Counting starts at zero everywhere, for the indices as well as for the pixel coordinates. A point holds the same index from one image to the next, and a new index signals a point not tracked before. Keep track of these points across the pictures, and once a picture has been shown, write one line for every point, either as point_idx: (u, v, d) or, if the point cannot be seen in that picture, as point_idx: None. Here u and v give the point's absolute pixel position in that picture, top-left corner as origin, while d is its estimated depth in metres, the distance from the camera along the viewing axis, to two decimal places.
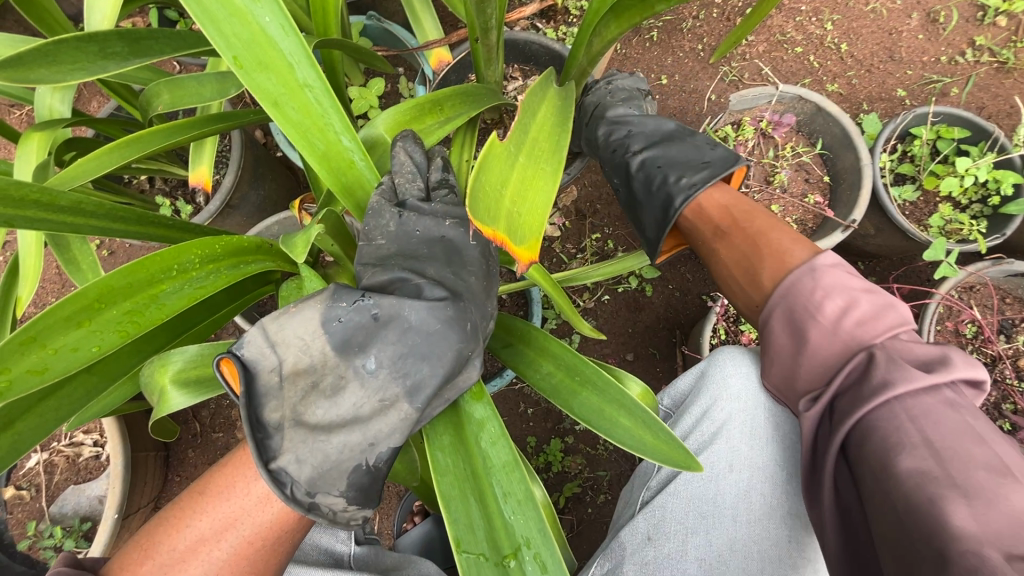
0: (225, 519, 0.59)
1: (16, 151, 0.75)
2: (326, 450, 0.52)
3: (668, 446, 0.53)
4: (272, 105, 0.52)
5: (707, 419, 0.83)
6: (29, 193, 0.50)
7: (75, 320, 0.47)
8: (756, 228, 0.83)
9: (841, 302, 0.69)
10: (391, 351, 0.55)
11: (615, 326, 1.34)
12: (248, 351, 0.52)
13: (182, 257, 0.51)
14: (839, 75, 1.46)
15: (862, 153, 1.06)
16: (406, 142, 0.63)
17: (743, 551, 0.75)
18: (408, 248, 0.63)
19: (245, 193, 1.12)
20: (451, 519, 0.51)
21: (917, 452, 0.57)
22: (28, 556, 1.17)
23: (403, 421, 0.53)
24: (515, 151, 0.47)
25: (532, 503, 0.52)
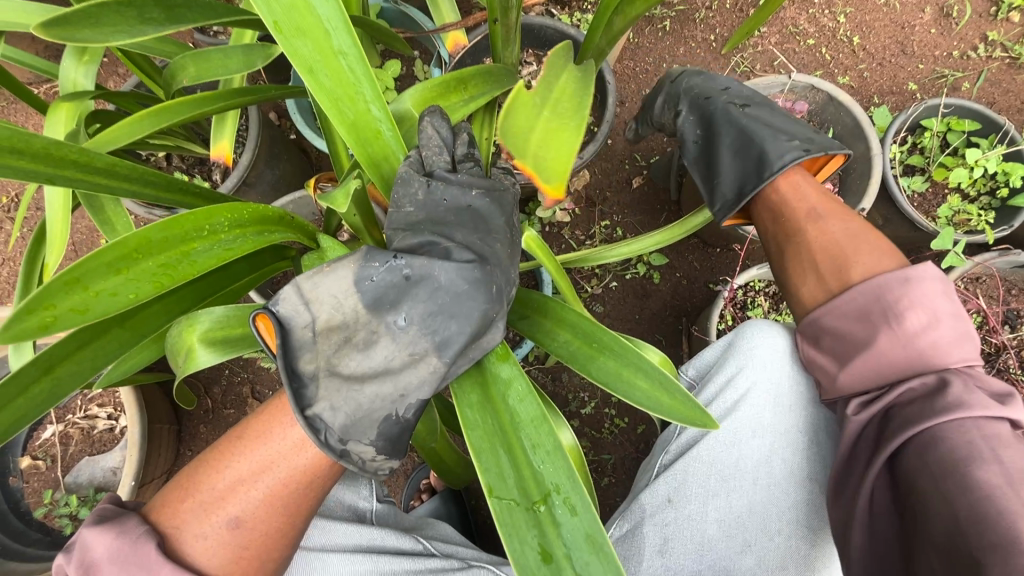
0: (263, 461, 0.59)
1: (45, 120, 0.77)
2: (359, 399, 0.53)
3: (685, 407, 0.55)
4: (307, 71, 0.54)
5: (731, 386, 0.87)
6: (68, 153, 0.52)
7: (114, 267, 0.48)
8: (847, 225, 0.81)
9: (925, 318, 0.70)
10: (421, 308, 0.55)
11: (622, 312, 1.35)
12: (284, 307, 0.53)
13: (213, 218, 0.53)
14: (851, 67, 1.47)
15: (873, 143, 1.07)
16: (434, 119, 0.63)
17: (762, 513, 0.82)
18: (436, 215, 0.62)
19: (261, 171, 1.14)
20: (482, 468, 0.51)
21: (989, 468, 0.61)
22: (43, 524, 1.19)
23: (432, 374, 0.54)
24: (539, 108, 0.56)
25: (562, 451, 0.52)
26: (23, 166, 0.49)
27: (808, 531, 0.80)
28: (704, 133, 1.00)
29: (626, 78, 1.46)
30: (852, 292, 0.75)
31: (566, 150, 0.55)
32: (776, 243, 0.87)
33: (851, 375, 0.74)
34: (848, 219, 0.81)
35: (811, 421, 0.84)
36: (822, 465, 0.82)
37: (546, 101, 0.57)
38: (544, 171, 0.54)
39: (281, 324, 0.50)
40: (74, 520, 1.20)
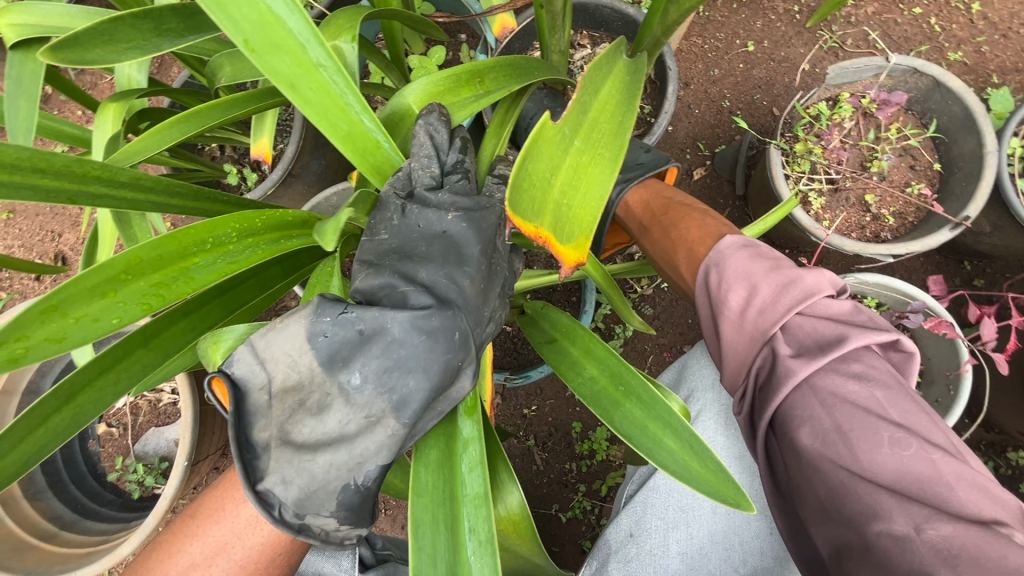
0: (217, 543, 0.65)
1: (95, 120, 0.78)
2: (312, 470, 0.51)
3: (717, 478, 0.49)
4: (288, 88, 0.52)
5: (686, 408, 0.89)
6: (91, 170, 0.51)
7: (100, 290, 0.47)
8: (679, 216, 0.81)
9: (743, 294, 0.63)
10: (375, 365, 0.51)
11: (673, 315, 1.26)
12: (238, 369, 0.51)
13: (217, 231, 0.52)
14: (966, 41, 1.25)
15: (987, 138, 0.91)
16: (429, 118, 0.62)
17: (725, 544, 0.80)
18: (408, 245, 0.60)
19: (307, 163, 1.14)
20: (415, 548, 0.50)
21: (822, 433, 0.55)
22: (116, 486, 1.30)
23: (389, 438, 0.51)
24: (571, 134, 0.44)
25: (491, 548, 0.51)
26: (46, 184, 0.49)
27: (771, 561, 0.79)
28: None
29: (693, 57, 1.32)
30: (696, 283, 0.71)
31: (592, 198, 0.43)
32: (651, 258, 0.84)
33: (730, 361, 0.64)
34: (682, 212, 0.82)
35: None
36: None
37: (579, 129, 0.44)
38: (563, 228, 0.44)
39: (232, 390, 0.50)
40: (141, 485, 1.30)
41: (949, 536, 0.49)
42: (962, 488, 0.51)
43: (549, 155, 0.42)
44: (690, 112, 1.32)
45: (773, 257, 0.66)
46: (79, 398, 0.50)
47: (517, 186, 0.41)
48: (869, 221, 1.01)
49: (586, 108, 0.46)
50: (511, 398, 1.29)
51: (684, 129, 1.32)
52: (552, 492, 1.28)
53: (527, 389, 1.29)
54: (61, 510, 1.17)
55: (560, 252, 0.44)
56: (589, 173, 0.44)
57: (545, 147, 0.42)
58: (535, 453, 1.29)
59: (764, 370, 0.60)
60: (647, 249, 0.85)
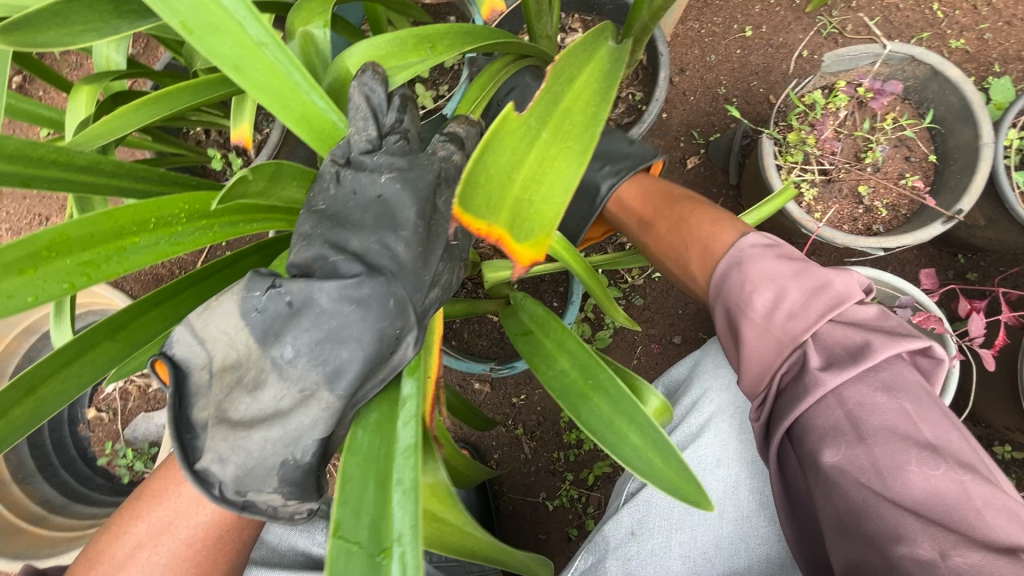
0: (160, 523, 0.60)
1: (68, 102, 0.76)
2: (249, 447, 0.50)
3: (679, 476, 0.48)
4: (233, 70, 0.51)
5: (696, 410, 0.87)
6: (47, 153, 0.50)
7: (16, 267, 0.45)
8: (678, 209, 0.82)
9: (772, 297, 0.63)
10: (307, 337, 0.51)
11: (663, 305, 1.25)
12: (178, 350, 0.51)
13: (162, 211, 0.51)
14: (968, 28, 1.22)
15: (984, 129, 0.89)
16: (364, 78, 0.58)
17: (729, 549, 0.79)
18: (343, 211, 0.57)
19: (293, 148, 1.12)
20: (341, 500, 0.47)
21: (849, 448, 0.56)
22: (106, 470, 1.31)
23: (324, 411, 0.51)
24: (538, 125, 0.42)
25: (416, 496, 0.48)
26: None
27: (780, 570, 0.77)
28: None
29: (689, 42, 1.29)
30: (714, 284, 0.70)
31: (556, 194, 0.41)
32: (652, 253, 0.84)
33: (750, 360, 0.63)
34: (677, 206, 0.82)
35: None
36: None
37: (546, 121, 0.42)
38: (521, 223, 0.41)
39: (171, 369, 0.49)
40: (132, 469, 1.31)
41: (976, 565, 0.48)
42: (991, 514, 0.51)
43: (510, 149, 0.41)
44: (685, 99, 1.30)
45: (797, 257, 0.66)
46: (40, 390, 0.49)
47: (473, 182, 0.39)
48: (861, 213, 1.00)
49: (557, 99, 0.44)
50: (500, 386, 1.29)
51: (679, 116, 1.30)
52: (540, 481, 1.29)
53: (516, 378, 1.29)
54: (50, 494, 1.17)
55: (516, 254, 0.41)
56: (554, 168, 0.42)
57: (505, 141, 0.40)
58: (524, 442, 1.29)
59: (786, 383, 0.61)
60: (647, 244, 0.85)
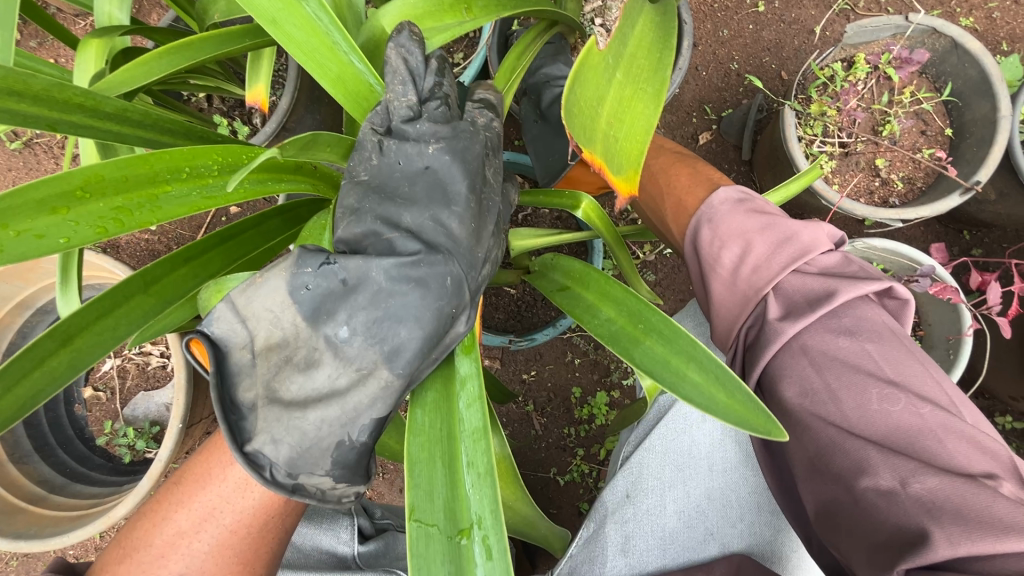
0: (204, 509, 0.62)
1: (75, 58, 0.72)
2: (303, 428, 0.50)
3: (744, 406, 0.47)
4: (270, 23, 0.53)
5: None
6: (73, 96, 0.47)
7: (49, 205, 0.43)
8: (660, 174, 0.83)
9: (737, 250, 0.63)
10: (363, 316, 0.50)
11: (675, 282, 1.25)
12: (219, 328, 0.50)
13: (196, 160, 0.49)
14: (978, 6, 1.23)
15: (1003, 102, 0.89)
16: (399, 38, 0.53)
17: (720, 499, 0.86)
18: (390, 185, 0.56)
19: (301, 116, 1.08)
20: (412, 483, 0.49)
21: (810, 392, 0.55)
22: (105, 450, 1.27)
23: (383, 390, 0.50)
24: (614, 65, 0.47)
25: (491, 482, 0.49)
26: (22, 109, 0.45)
27: (768, 514, 0.85)
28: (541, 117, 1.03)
29: (702, 16, 1.28)
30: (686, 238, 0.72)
31: (638, 131, 0.48)
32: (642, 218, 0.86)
33: (720, 312, 0.65)
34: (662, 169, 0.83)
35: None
36: None
37: (621, 61, 0.47)
38: (613, 158, 0.50)
39: (211, 348, 0.48)
40: (133, 449, 1.27)
41: (933, 489, 0.48)
42: (952, 441, 0.50)
43: (594, 87, 0.47)
44: (698, 73, 1.29)
45: (767, 212, 0.66)
46: (75, 341, 0.47)
47: (570, 113, 0.48)
48: (878, 185, 1.01)
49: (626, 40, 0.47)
50: (510, 362, 1.28)
51: (692, 91, 1.29)
52: (550, 456, 1.29)
53: (526, 354, 1.28)
54: (49, 474, 1.14)
55: (613, 182, 0.51)
56: (634, 108, 0.47)
57: (589, 78, 0.47)
58: (534, 419, 1.29)
59: (748, 341, 0.61)
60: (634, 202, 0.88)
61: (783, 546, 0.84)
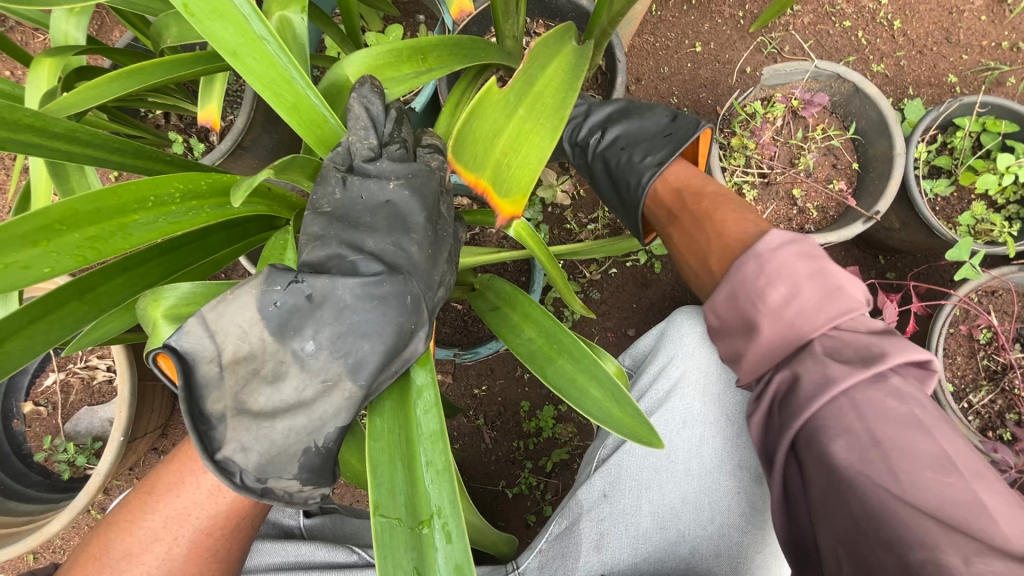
0: (178, 514, 0.63)
1: (27, 76, 0.75)
2: (272, 436, 0.53)
3: (633, 421, 0.54)
4: (232, 56, 0.54)
5: (663, 375, 0.91)
6: (23, 118, 0.50)
7: (31, 239, 0.47)
8: (699, 212, 0.86)
9: (785, 292, 0.71)
10: (329, 331, 0.53)
11: (619, 300, 1.32)
12: (187, 342, 0.51)
13: (159, 189, 0.52)
14: (887, 54, 1.37)
15: (897, 141, 1.00)
16: (362, 90, 0.60)
17: (694, 502, 0.85)
18: (353, 215, 0.60)
19: (258, 135, 1.12)
20: (374, 483, 0.50)
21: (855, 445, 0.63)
22: (44, 467, 1.23)
23: (347, 401, 0.53)
24: (515, 103, 0.53)
25: (450, 476, 0.52)
26: None
27: (738, 517, 0.84)
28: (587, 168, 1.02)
29: (644, 54, 1.39)
30: (725, 282, 0.76)
31: (530, 163, 0.52)
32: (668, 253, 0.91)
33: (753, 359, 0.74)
34: (700, 207, 0.86)
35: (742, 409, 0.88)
36: (750, 455, 0.86)
37: (523, 99, 0.53)
38: (503, 183, 0.54)
39: (181, 363, 0.50)
40: (72, 465, 1.24)
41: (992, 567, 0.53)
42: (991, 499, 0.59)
43: (493, 119, 0.52)
44: None
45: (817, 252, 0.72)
46: (8, 344, 0.51)
47: (463, 143, 0.53)
48: (795, 213, 1.10)
49: (532, 81, 0.54)
50: (462, 377, 1.32)
51: None
52: (499, 469, 1.32)
53: (478, 369, 1.32)
54: None
55: (498, 205, 0.54)
56: (529, 139, 0.52)
57: (488, 112, 0.52)
58: (484, 432, 1.32)
59: (784, 390, 0.71)
60: (677, 245, 0.87)
61: (749, 549, 0.83)
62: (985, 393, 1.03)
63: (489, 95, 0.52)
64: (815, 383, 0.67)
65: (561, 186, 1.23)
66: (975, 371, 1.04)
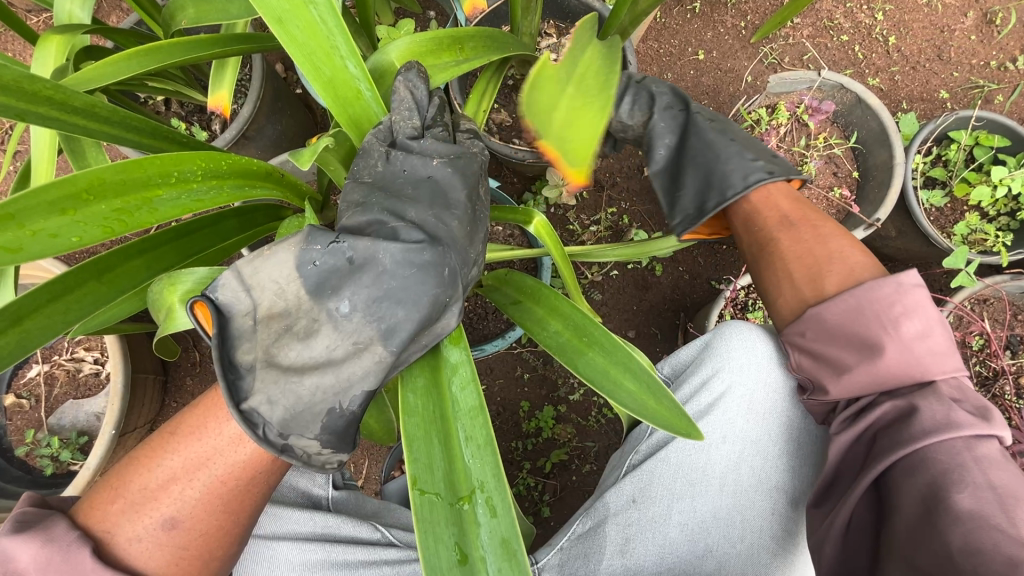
0: (198, 457, 0.61)
1: (33, 53, 0.72)
2: (298, 392, 0.53)
3: (670, 413, 0.54)
4: (276, 22, 0.54)
5: (706, 389, 0.90)
6: (43, 89, 0.49)
7: (59, 207, 0.46)
8: (815, 228, 0.84)
9: (920, 326, 0.71)
10: (365, 294, 0.54)
11: (621, 301, 1.33)
12: (223, 295, 0.54)
13: (182, 165, 0.51)
14: (882, 69, 1.41)
15: (897, 151, 1.03)
16: (409, 75, 0.61)
17: (725, 519, 0.85)
18: (394, 186, 0.62)
19: (263, 125, 1.10)
20: (411, 458, 0.51)
21: (979, 493, 0.61)
22: (24, 462, 1.18)
23: (377, 364, 0.54)
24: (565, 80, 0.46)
25: (492, 450, 0.52)
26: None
27: (768, 539, 0.84)
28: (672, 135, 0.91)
29: (649, 59, 1.41)
30: (850, 296, 0.75)
31: (589, 133, 0.43)
32: (753, 254, 0.87)
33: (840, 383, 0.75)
34: (818, 224, 0.84)
35: (785, 431, 0.87)
36: (791, 477, 0.87)
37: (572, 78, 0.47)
38: (565, 151, 0.43)
39: (216, 312, 0.52)
40: (55, 461, 1.19)
41: None
42: None
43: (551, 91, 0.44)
44: None
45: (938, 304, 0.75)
46: (25, 323, 0.49)
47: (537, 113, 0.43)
48: None
49: (575, 67, 0.49)
50: None
51: None
52: None
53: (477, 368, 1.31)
54: None
55: (565, 175, 0.42)
56: (584, 114, 0.44)
57: (544, 84, 0.45)
58: None
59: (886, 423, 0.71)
60: (778, 240, 0.84)
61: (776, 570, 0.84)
62: None
63: (545, 67, 0.44)
64: (936, 421, 0.66)
65: (566, 186, 1.21)
66: (967, 377, 1.07)
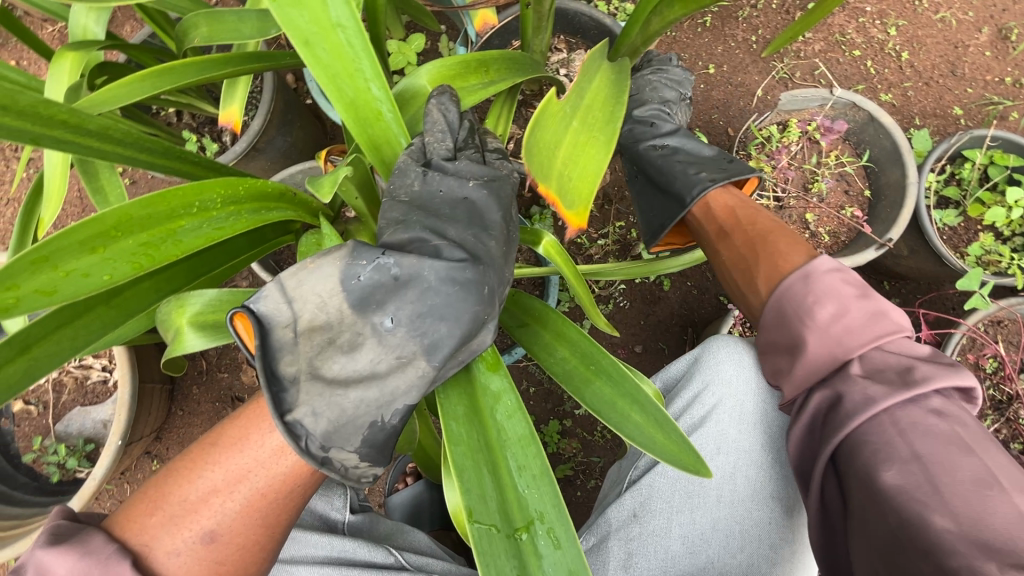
0: (239, 471, 0.60)
1: (49, 68, 0.73)
2: (343, 404, 0.53)
3: (676, 446, 0.53)
4: (302, 45, 0.53)
5: (697, 402, 0.89)
6: (58, 113, 0.49)
7: (89, 245, 0.46)
8: (754, 233, 0.90)
9: (833, 310, 0.74)
10: (409, 309, 0.55)
11: (628, 316, 1.32)
12: (266, 306, 0.53)
13: (204, 194, 0.51)
14: (895, 85, 1.40)
15: (910, 170, 1.02)
16: (441, 98, 0.66)
17: (725, 530, 0.83)
18: (430, 206, 0.63)
19: (273, 138, 1.10)
20: (464, 488, 0.50)
21: (906, 467, 0.63)
22: (32, 468, 1.19)
23: (420, 378, 0.54)
24: (570, 116, 0.65)
25: (547, 480, 0.53)
26: (11, 124, 0.46)
27: (767, 548, 0.82)
28: (639, 169, 1.08)
29: None
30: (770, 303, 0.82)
31: (587, 172, 0.61)
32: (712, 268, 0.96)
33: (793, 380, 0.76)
34: (758, 230, 0.90)
35: (772, 438, 0.87)
36: (782, 484, 0.85)
37: (577, 111, 0.65)
38: (567, 196, 0.62)
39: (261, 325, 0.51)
40: (62, 468, 1.20)
41: None
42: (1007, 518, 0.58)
43: (552, 124, 0.66)
44: None
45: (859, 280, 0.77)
46: (34, 350, 0.50)
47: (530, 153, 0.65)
48: (807, 237, 1.12)
49: (583, 98, 0.66)
50: None
51: None
52: None
53: None
54: None
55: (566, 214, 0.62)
56: (586, 150, 0.63)
57: (548, 122, 0.66)
58: None
59: (822, 411, 0.73)
60: (722, 254, 0.92)
61: None
62: (990, 422, 1.04)
63: (549, 104, 0.66)
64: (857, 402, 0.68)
65: None
66: (981, 401, 1.05)
